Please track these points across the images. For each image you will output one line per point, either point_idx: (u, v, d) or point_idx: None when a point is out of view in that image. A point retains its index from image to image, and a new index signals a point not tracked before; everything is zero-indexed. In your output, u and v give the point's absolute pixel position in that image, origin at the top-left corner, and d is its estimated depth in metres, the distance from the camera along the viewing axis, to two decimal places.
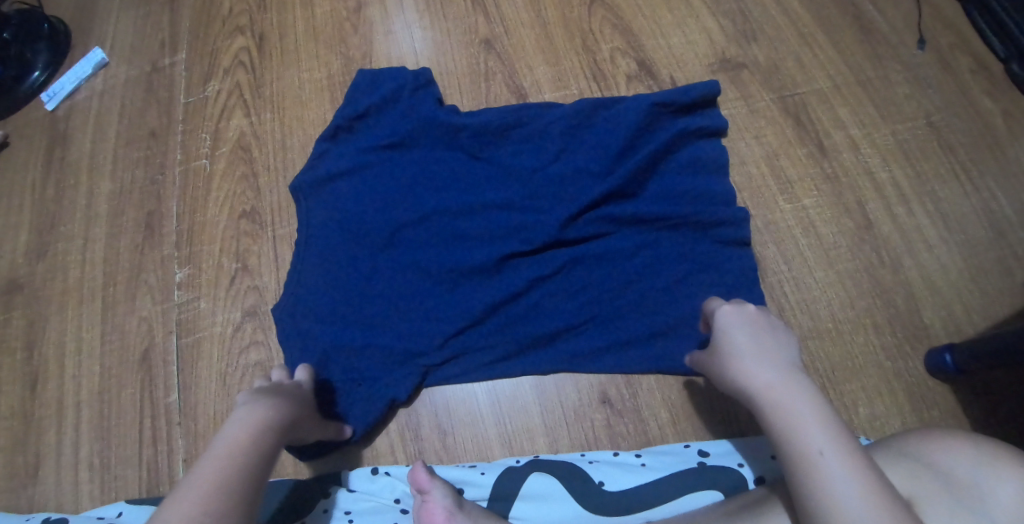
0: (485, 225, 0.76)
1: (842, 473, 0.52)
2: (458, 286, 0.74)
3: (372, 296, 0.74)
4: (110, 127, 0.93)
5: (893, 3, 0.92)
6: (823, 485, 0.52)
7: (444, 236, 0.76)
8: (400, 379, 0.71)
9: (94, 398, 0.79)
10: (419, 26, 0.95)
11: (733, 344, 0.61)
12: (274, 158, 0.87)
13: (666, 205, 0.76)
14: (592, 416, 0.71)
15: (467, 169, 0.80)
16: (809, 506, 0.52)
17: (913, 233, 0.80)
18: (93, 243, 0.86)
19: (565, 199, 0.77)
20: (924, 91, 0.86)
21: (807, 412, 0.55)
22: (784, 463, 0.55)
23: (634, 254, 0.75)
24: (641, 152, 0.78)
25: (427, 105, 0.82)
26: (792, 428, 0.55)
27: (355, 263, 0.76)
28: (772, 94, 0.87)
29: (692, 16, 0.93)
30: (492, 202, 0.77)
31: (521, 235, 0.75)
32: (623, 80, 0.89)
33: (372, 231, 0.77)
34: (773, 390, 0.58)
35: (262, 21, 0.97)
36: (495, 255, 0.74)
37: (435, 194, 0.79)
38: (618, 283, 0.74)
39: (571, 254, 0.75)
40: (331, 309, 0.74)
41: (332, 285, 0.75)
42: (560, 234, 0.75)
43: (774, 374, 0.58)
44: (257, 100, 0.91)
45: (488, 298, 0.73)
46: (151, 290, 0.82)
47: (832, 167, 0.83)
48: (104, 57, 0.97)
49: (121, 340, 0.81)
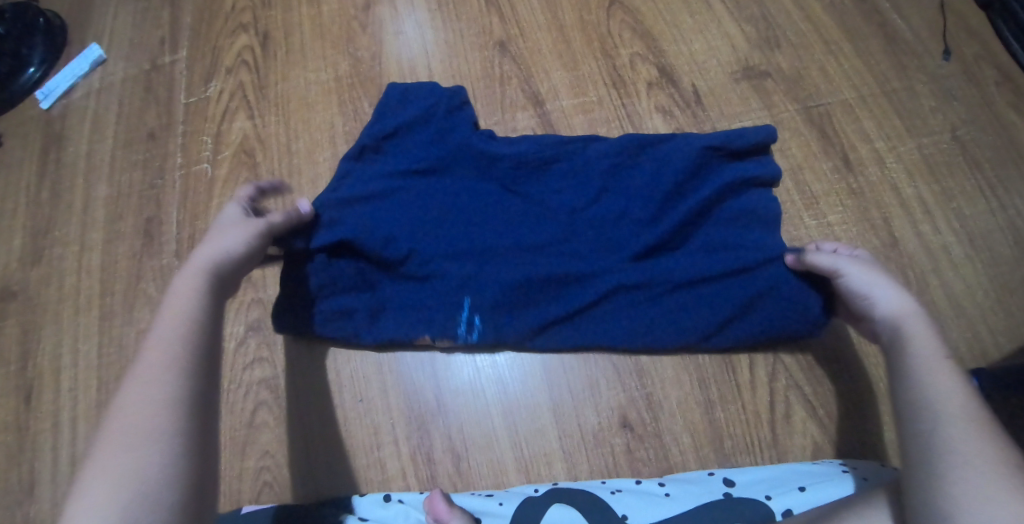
0: (523, 265, 0.72)
1: (956, 378, 0.55)
2: (502, 322, 0.71)
3: (418, 314, 0.71)
4: (107, 128, 0.89)
5: (918, 10, 0.89)
6: (937, 382, 0.55)
7: (485, 273, 0.72)
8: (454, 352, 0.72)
9: (92, 412, 0.76)
10: (430, 26, 0.91)
11: (853, 276, 0.64)
12: (278, 164, 0.83)
13: (712, 263, 0.71)
14: (611, 440, 0.68)
15: (503, 204, 0.76)
16: (918, 395, 0.55)
17: (938, 251, 0.78)
18: (90, 250, 0.83)
19: (608, 249, 0.73)
20: (950, 103, 0.84)
21: (930, 333, 0.58)
22: (907, 361, 0.57)
23: (679, 306, 0.70)
24: (686, 203, 0.75)
25: (467, 130, 0.80)
26: (913, 339, 0.58)
27: (378, 296, 0.71)
28: (796, 104, 0.84)
29: (714, 20, 0.90)
30: (532, 243, 0.73)
31: (567, 277, 0.71)
32: (643, 87, 0.86)
33: (397, 265, 0.72)
34: (901, 315, 0.60)
35: (266, 18, 0.93)
36: (544, 301, 0.71)
37: (471, 228, 0.74)
38: (666, 334, 0.70)
39: (618, 303, 0.71)
40: (383, 312, 0.72)
41: (381, 298, 0.72)
42: (602, 283, 0.71)
43: (904, 305, 0.61)
44: (261, 102, 0.87)
45: (545, 336, 0.71)
46: (150, 301, 0.79)
47: (857, 182, 0.81)
48: (102, 54, 0.93)
49: (120, 352, 0.78)
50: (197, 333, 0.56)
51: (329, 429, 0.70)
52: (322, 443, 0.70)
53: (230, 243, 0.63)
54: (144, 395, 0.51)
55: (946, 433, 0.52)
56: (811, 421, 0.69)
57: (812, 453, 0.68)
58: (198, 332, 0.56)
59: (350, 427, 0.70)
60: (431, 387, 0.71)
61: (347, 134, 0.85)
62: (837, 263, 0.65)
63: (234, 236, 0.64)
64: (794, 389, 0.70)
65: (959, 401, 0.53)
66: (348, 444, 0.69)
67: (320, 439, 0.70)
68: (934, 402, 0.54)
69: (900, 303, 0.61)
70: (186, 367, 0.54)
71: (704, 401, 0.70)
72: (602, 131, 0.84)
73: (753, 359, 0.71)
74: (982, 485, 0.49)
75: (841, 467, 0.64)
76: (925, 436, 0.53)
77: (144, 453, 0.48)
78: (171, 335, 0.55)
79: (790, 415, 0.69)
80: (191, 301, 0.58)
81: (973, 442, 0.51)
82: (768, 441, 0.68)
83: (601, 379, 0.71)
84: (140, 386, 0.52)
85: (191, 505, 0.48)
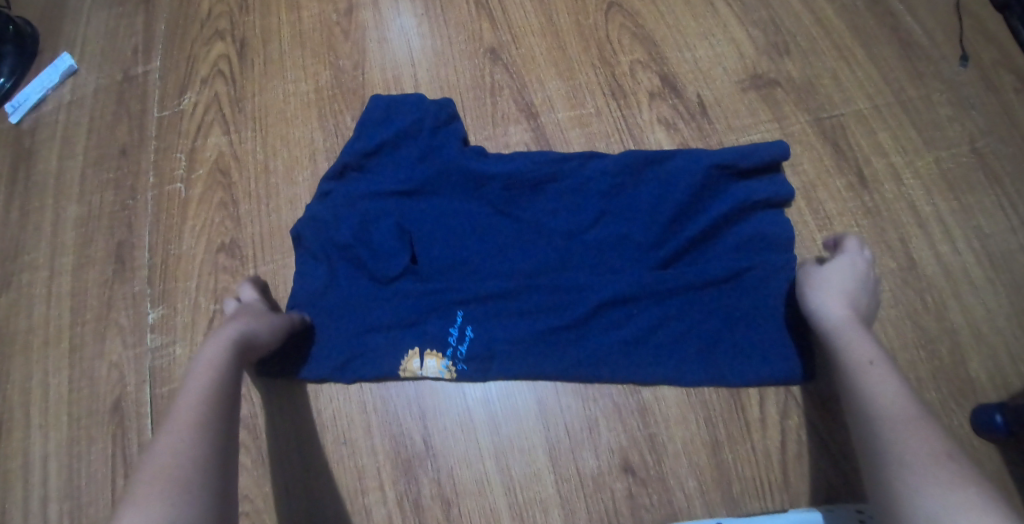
0: (517, 292, 0.67)
1: (890, 381, 0.54)
2: (496, 353, 0.66)
3: (403, 345, 0.66)
4: (78, 143, 0.84)
5: (933, 12, 0.83)
6: (872, 386, 0.54)
7: (477, 299, 0.67)
8: (445, 387, 0.67)
9: (62, 450, 0.71)
10: (417, 32, 0.86)
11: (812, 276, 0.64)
12: (255, 184, 0.79)
13: (714, 294, 0.67)
14: (612, 485, 0.64)
15: (495, 226, 0.71)
16: (860, 405, 0.54)
17: (958, 274, 0.73)
18: (60, 275, 0.78)
19: (609, 276, 0.68)
20: (969, 113, 0.78)
21: (866, 339, 0.58)
22: (842, 375, 0.57)
23: (682, 338, 0.66)
24: (691, 226, 0.70)
25: (456, 148, 0.74)
26: (847, 347, 0.58)
27: (365, 333, 0.67)
28: (807, 115, 0.79)
29: (719, 24, 0.84)
30: (527, 269, 0.68)
31: (566, 305, 0.67)
32: (645, 98, 0.81)
33: (382, 298, 0.68)
34: (839, 324, 0.60)
35: (244, 25, 0.88)
36: (542, 329, 0.66)
37: (461, 251, 0.70)
38: (671, 368, 0.66)
39: (622, 334, 0.66)
40: (366, 345, 0.67)
41: (364, 327, 0.67)
42: (601, 311, 0.66)
43: (846, 313, 0.61)
44: (237, 116, 0.82)
45: (542, 367, 0.66)
46: (121, 331, 0.74)
47: (873, 199, 0.76)
48: (73, 64, 0.88)
49: (91, 387, 0.73)
50: (224, 394, 0.55)
51: (310, 474, 0.65)
52: (302, 490, 0.65)
53: (257, 322, 0.63)
54: (179, 446, 0.49)
55: (887, 436, 0.51)
56: (826, 463, 0.64)
57: (826, 497, 0.63)
58: (223, 394, 0.55)
59: (332, 471, 0.65)
60: (418, 428, 0.66)
61: (327, 150, 0.80)
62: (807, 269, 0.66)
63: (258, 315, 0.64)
64: (806, 428, 0.65)
65: (896, 401, 0.53)
66: (330, 491, 0.64)
67: (299, 486, 0.65)
68: (873, 407, 0.53)
69: (839, 309, 0.61)
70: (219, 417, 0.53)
71: (711, 441, 0.65)
72: (600, 146, 0.78)
73: (763, 394, 0.66)
74: (929, 480, 0.47)
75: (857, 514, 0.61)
76: (870, 445, 0.52)
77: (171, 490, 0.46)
78: (201, 391, 0.54)
79: (802, 456, 0.64)
80: (222, 357, 0.58)
81: (912, 440, 0.49)
82: (779, 484, 0.63)
83: (601, 419, 0.66)
84: (176, 436, 0.50)
85: None
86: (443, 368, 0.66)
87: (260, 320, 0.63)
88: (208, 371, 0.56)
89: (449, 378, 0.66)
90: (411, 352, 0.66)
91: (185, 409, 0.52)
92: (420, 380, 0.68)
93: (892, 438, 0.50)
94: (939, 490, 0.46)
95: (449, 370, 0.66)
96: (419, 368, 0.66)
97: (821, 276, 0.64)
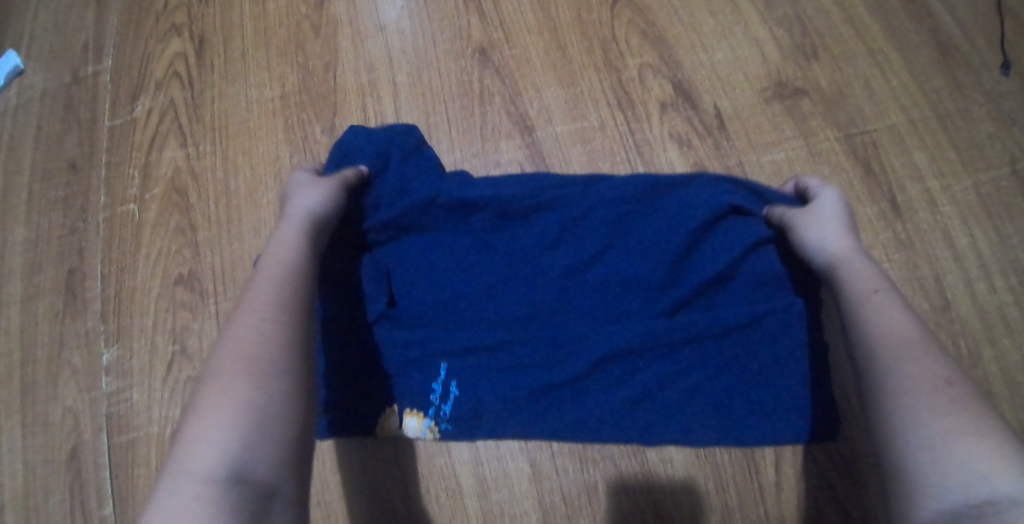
0: (507, 344, 0.60)
1: (891, 310, 0.48)
2: (484, 413, 0.60)
3: (380, 402, 0.60)
4: (24, 156, 0.76)
5: (973, 10, 0.73)
6: (874, 316, 0.48)
7: (463, 352, 0.60)
8: (429, 449, 0.61)
9: (16, 503, 0.66)
10: (397, 28, 0.77)
11: (799, 216, 0.59)
12: (216, 207, 0.71)
13: (728, 344, 0.60)
14: None
15: (482, 265, 0.63)
16: (857, 336, 0.48)
17: (994, 316, 0.65)
18: (8, 308, 0.71)
19: (612, 323, 0.60)
20: (1010, 130, 0.69)
21: (869, 267, 0.53)
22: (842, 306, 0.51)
23: (690, 393, 0.59)
24: (703, 264, 0.62)
25: (436, 176, 0.65)
26: (848, 279, 0.52)
27: (339, 387, 0.60)
28: (836, 131, 0.70)
29: (738, 22, 0.75)
30: (518, 315, 0.61)
31: (561, 357, 0.60)
32: (654, 108, 0.72)
33: (357, 349, 0.61)
34: (835, 255, 0.54)
35: (203, 18, 0.78)
36: (534, 386, 0.59)
37: (445, 295, 0.62)
38: (677, 427, 0.59)
39: (624, 391, 0.59)
40: (343, 402, 0.60)
41: (339, 382, 0.60)
42: (600, 365, 0.59)
43: (843, 243, 0.55)
44: (196, 126, 0.74)
45: (534, 429, 0.59)
46: (74, 373, 0.68)
47: (905, 230, 0.68)
48: (18, 63, 0.79)
49: (44, 434, 0.67)
50: (302, 273, 0.51)
51: None
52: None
53: (322, 199, 0.58)
54: (261, 322, 0.46)
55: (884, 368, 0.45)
56: None
57: None
58: (302, 274, 0.51)
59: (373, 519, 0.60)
60: (399, 493, 0.60)
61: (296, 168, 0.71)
62: (784, 211, 0.60)
63: (324, 191, 0.58)
64: (824, 491, 0.59)
65: (900, 330, 0.47)
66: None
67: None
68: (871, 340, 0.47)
69: (837, 238, 0.55)
70: (302, 296, 0.50)
71: (721, 508, 0.59)
72: (605, 166, 0.70)
73: (779, 456, 0.60)
74: (929, 412, 0.42)
75: None
76: (867, 375, 0.46)
77: (261, 372, 0.43)
78: (279, 267, 0.51)
79: None
80: (298, 236, 0.54)
81: (915, 369, 0.44)
82: None
83: (600, 484, 0.60)
84: (257, 319, 0.46)
85: (299, 424, 0.43)
86: (424, 428, 0.60)
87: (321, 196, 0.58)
88: (284, 248, 0.53)
89: (431, 438, 0.60)
90: (390, 410, 0.60)
91: (264, 286, 0.49)
92: (399, 439, 0.61)
93: (891, 367, 0.45)
94: (936, 426, 0.41)
95: (432, 430, 0.60)
96: (398, 427, 0.60)
97: (808, 214, 0.58)
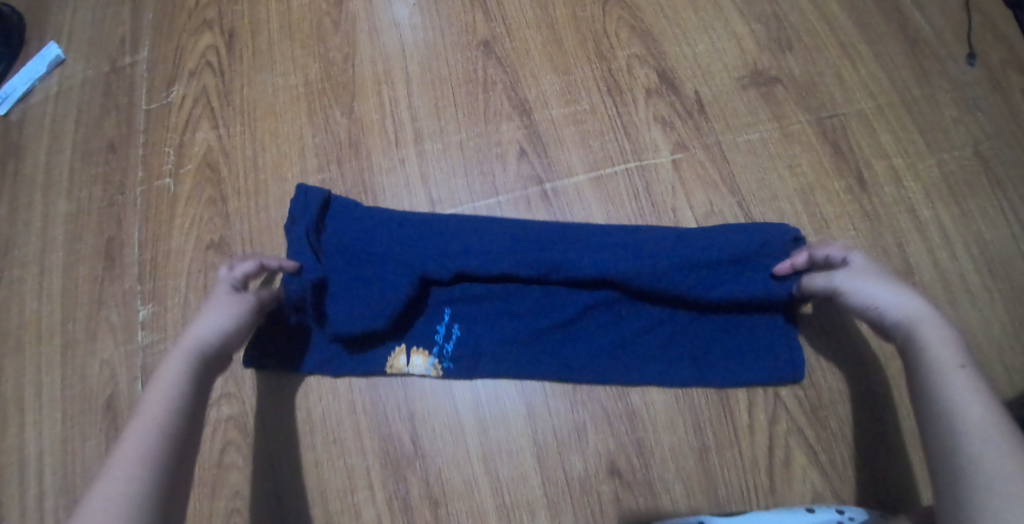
0: (503, 294, 0.67)
1: (980, 389, 0.49)
2: (481, 354, 0.66)
3: (387, 343, 0.67)
4: (66, 137, 0.83)
5: (942, 7, 0.80)
6: (959, 391, 0.49)
7: (466, 301, 0.67)
8: (433, 389, 0.67)
9: (57, 447, 0.72)
10: (409, 24, 0.84)
11: (846, 285, 0.58)
12: (245, 180, 0.78)
13: (708, 290, 0.65)
14: (599, 488, 0.64)
15: (484, 225, 0.69)
16: (945, 411, 0.49)
17: (956, 281, 0.71)
18: (50, 272, 0.77)
19: (599, 269, 0.65)
20: (972, 114, 0.76)
21: (943, 337, 0.52)
22: (926, 386, 0.51)
23: (669, 337, 0.66)
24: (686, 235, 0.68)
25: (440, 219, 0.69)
26: (925, 344, 0.52)
27: (354, 333, 0.67)
28: (807, 114, 0.77)
29: (719, 18, 0.82)
30: (513, 267, 0.66)
31: (551, 306, 0.67)
32: (641, 94, 0.79)
33: (364, 292, 0.66)
34: (909, 325, 0.53)
35: (232, 14, 0.86)
36: (527, 332, 0.66)
37: (447, 249, 0.67)
38: (657, 366, 0.66)
39: (608, 335, 0.66)
40: (355, 345, 0.67)
41: (349, 323, 0.65)
42: (587, 311, 0.66)
43: (912, 312, 0.54)
44: (226, 110, 0.81)
45: (527, 370, 0.66)
46: (112, 329, 0.74)
47: (871, 203, 0.74)
48: (60, 54, 0.87)
49: (83, 384, 0.73)
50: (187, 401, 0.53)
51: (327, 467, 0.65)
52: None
53: (235, 317, 0.60)
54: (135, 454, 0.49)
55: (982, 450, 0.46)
56: (812, 469, 0.64)
57: (810, 500, 0.64)
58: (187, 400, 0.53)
59: (380, 454, 0.66)
60: (407, 429, 0.66)
61: (317, 147, 0.79)
62: (826, 282, 0.60)
63: (238, 308, 0.61)
64: (794, 434, 0.65)
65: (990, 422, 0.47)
66: (396, 472, 0.65)
67: (376, 464, 0.65)
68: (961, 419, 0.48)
69: (899, 306, 0.55)
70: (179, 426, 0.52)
71: (699, 446, 0.65)
72: (595, 145, 0.77)
73: (751, 400, 0.66)
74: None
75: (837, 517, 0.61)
76: (963, 451, 0.47)
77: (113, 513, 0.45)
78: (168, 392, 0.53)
79: (790, 462, 0.64)
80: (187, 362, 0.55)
81: (1009, 453, 0.46)
82: (765, 489, 0.64)
83: (589, 423, 0.66)
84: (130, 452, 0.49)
85: None
86: (429, 365, 0.66)
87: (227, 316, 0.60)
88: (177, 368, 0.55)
89: (435, 375, 0.66)
90: (398, 349, 0.66)
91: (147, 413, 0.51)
92: (408, 379, 0.67)
93: (984, 449, 0.46)
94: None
95: (435, 367, 0.66)
96: (405, 365, 0.66)
97: (857, 285, 0.57)
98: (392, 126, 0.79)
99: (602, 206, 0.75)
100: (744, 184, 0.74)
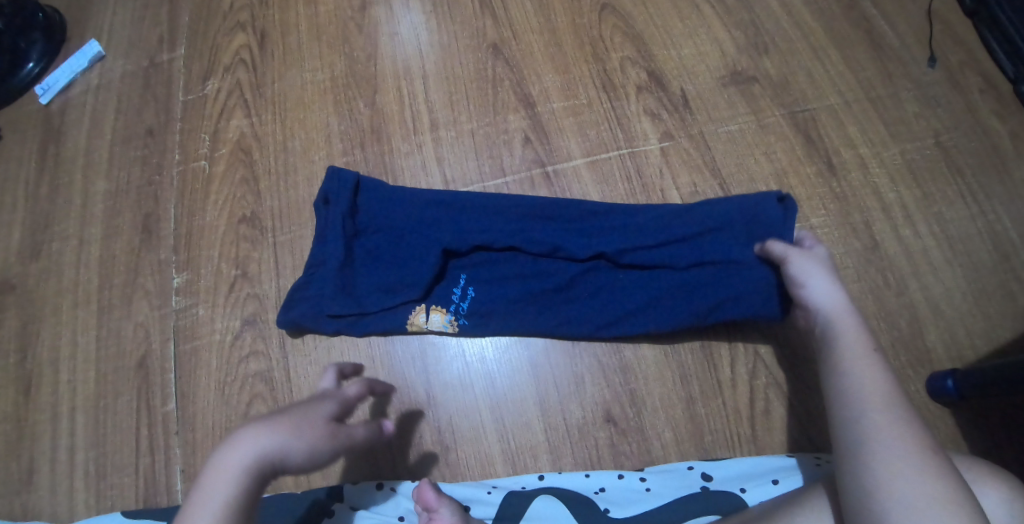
0: (512, 262, 0.74)
1: (880, 367, 0.56)
2: (492, 315, 0.73)
3: (406, 305, 0.73)
4: (106, 124, 0.90)
5: (904, 17, 0.90)
6: (864, 373, 0.56)
7: (479, 269, 0.74)
8: (447, 346, 0.74)
9: (90, 403, 0.77)
10: (425, 28, 0.93)
11: (794, 264, 0.64)
12: (275, 162, 0.85)
13: (693, 251, 0.70)
14: (595, 434, 0.70)
15: (494, 200, 0.75)
16: (845, 386, 0.56)
17: (919, 255, 0.79)
18: (89, 244, 0.84)
19: (599, 239, 0.72)
20: (933, 110, 0.85)
21: (857, 323, 0.60)
22: (838, 361, 0.58)
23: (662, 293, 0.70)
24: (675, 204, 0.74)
25: (458, 196, 0.76)
26: (839, 333, 0.59)
27: (377, 293, 0.73)
28: (782, 109, 0.86)
29: (704, 26, 0.91)
30: (522, 239, 0.73)
31: (555, 272, 0.73)
32: (633, 91, 0.88)
33: (390, 264, 0.74)
34: (832, 312, 0.61)
35: (264, 17, 0.94)
36: (533, 294, 0.72)
37: (462, 223, 0.74)
38: (647, 320, 0.70)
39: (606, 298, 0.71)
40: (377, 308, 0.73)
41: (376, 292, 0.73)
42: (588, 277, 0.72)
43: (836, 299, 0.61)
44: (258, 100, 0.89)
45: (532, 329, 0.72)
46: (148, 295, 0.81)
47: (840, 186, 0.82)
48: (100, 50, 0.94)
49: (117, 346, 0.79)
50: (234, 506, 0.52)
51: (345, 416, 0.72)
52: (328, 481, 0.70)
53: (310, 442, 0.55)
54: None
55: (870, 426, 0.53)
56: (790, 418, 0.70)
57: (789, 446, 0.69)
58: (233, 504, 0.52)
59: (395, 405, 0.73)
60: (421, 381, 0.73)
61: (342, 133, 0.86)
62: (784, 250, 0.65)
63: (319, 434, 0.56)
64: (774, 388, 0.71)
65: (886, 394, 0.55)
66: (408, 421, 0.72)
67: (391, 414, 0.72)
68: (858, 398, 0.55)
69: (829, 294, 0.62)
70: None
71: (685, 396, 0.71)
72: (591, 134, 0.85)
73: (734, 356, 0.72)
74: (907, 476, 0.50)
75: (815, 459, 0.67)
76: (852, 418, 0.54)
77: None
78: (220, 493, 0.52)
79: (770, 412, 0.70)
80: (243, 467, 0.53)
81: (897, 423, 0.53)
82: (747, 436, 0.70)
83: (587, 374, 0.72)
84: None
85: None
86: (446, 322, 0.72)
87: (303, 437, 0.55)
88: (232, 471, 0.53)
89: (451, 331, 0.73)
90: (418, 308, 0.73)
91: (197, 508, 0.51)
92: (424, 336, 0.75)
93: (872, 423, 0.53)
94: (910, 484, 0.50)
95: (452, 324, 0.72)
96: (425, 322, 0.73)
97: (797, 267, 0.64)
98: (410, 116, 0.87)
99: (598, 187, 0.83)
100: (726, 169, 0.83)
